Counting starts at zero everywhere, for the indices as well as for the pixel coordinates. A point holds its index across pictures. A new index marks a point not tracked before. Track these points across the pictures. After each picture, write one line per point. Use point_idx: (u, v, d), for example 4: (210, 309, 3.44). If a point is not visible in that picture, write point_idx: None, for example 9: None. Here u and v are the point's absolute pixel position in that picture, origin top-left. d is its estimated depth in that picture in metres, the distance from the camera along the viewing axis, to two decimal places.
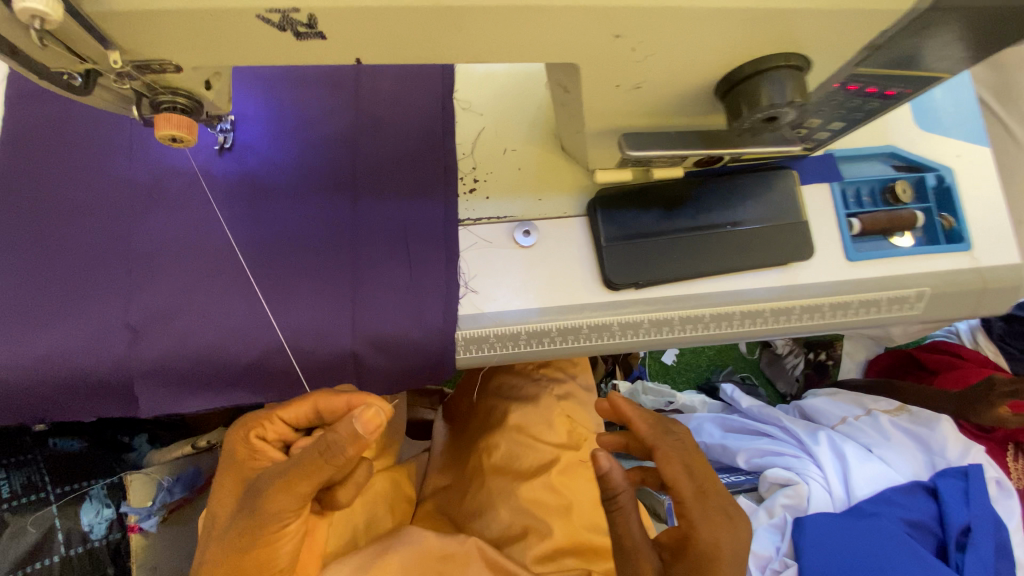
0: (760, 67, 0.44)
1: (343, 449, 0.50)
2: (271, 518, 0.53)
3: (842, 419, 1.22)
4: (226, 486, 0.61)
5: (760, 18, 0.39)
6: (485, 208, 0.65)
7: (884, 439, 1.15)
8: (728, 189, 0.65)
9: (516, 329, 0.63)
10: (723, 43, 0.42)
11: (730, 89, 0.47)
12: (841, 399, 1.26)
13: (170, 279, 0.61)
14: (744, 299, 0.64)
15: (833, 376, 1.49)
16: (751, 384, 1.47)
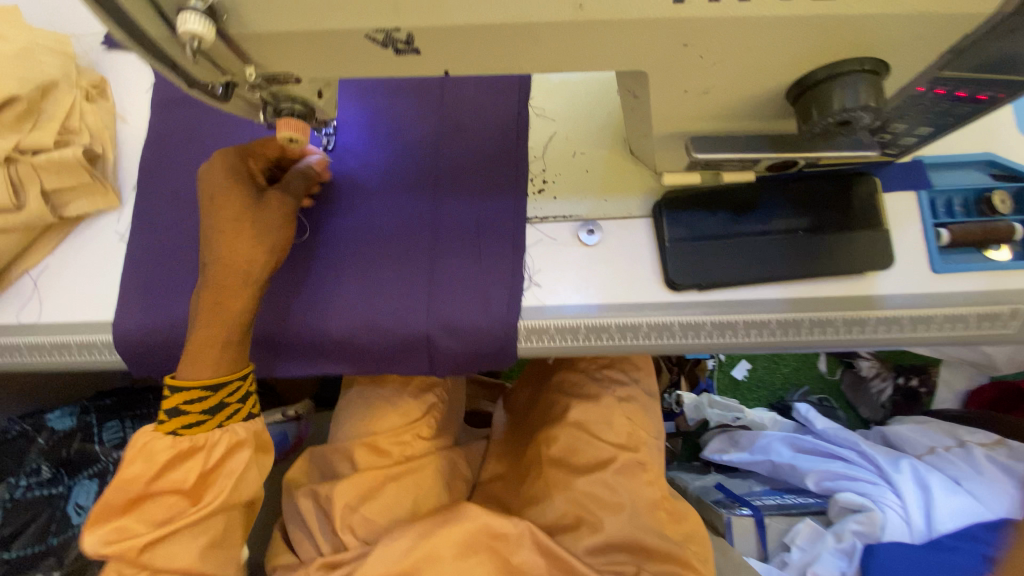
0: (837, 69, 0.44)
1: (220, 181, 0.63)
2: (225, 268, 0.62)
3: (931, 450, 1.16)
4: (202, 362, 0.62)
5: (831, 24, 0.40)
6: (552, 207, 0.69)
7: (976, 474, 1.07)
8: (798, 195, 0.64)
9: (576, 323, 0.66)
10: (791, 52, 0.43)
11: (801, 93, 0.47)
12: (934, 428, 1.19)
13: (277, 260, 0.70)
14: (814, 306, 0.63)
15: (926, 406, 1.36)
16: (828, 407, 1.38)
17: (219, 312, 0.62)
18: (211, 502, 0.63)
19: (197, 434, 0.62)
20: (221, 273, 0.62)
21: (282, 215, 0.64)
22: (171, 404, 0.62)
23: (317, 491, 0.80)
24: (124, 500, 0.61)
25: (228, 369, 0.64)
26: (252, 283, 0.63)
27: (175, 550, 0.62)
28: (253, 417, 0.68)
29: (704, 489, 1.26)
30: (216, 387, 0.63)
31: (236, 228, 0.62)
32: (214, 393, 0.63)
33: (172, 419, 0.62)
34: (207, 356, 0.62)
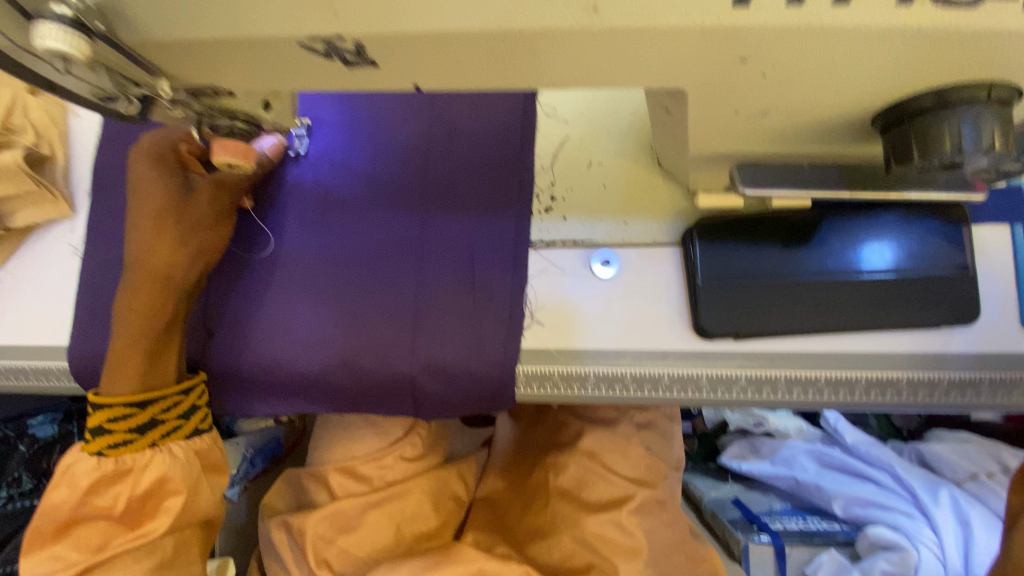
0: (945, 98, 0.34)
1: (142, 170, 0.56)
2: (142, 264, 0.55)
3: (972, 476, 1.03)
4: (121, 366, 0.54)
5: (951, 35, 0.29)
6: (561, 230, 0.58)
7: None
8: (864, 227, 0.52)
9: (585, 370, 0.57)
10: (885, 67, 0.32)
11: (899, 120, 0.36)
12: (973, 450, 1.06)
13: (238, 285, 0.60)
14: (873, 365, 0.53)
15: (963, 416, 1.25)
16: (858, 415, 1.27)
17: (134, 318, 0.55)
18: (153, 527, 0.54)
19: (123, 455, 0.53)
20: (142, 275, 0.55)
21: (213, 210, 0.57)
22: (96, 421, 0.54)
23: (288, 521, 0.73)
24: (54, 527, 0.52)
25: (151, 385, 0.55)
26: (176, 284, 0.56)
27: None
28: (199, 435, 0.58)
29: (719, 503, 1.15)
30: (145, 402, 0.54)
31: (157, 226, 0.55)
32: (141, 409, 0.54)
33: (97, 437, 0.54)
34: (125, 369, 0.54)
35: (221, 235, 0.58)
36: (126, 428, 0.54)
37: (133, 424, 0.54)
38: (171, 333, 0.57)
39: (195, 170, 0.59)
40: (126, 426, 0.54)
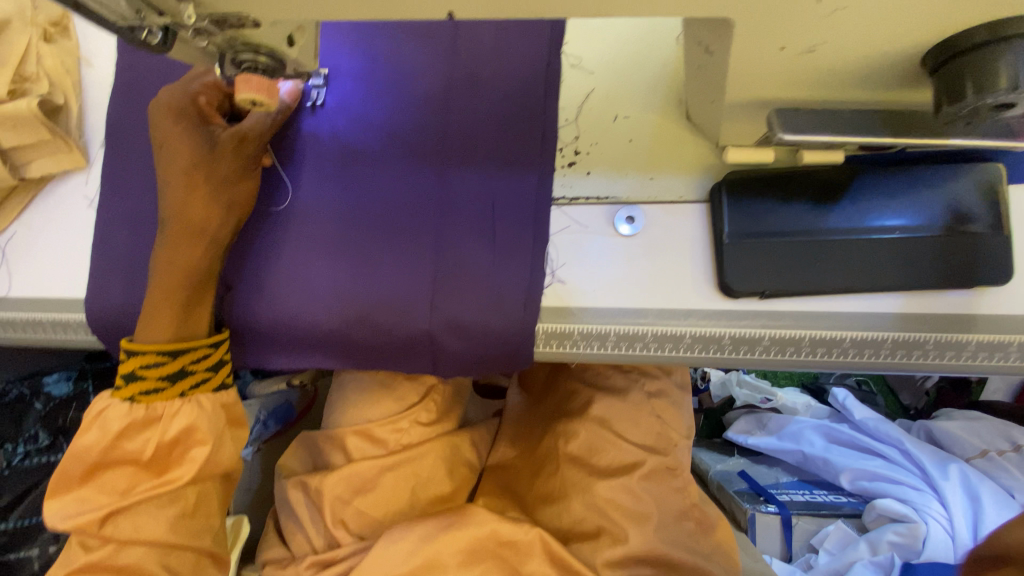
0: (1000, 32, 0.32)
1: (167, 124, 0.55)
2: (177, 220, 0.55)
3: (982, 453, 1.02)
4: (158, 320, 0.54)
5: None
6: (585, 185, 0.57)
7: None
8: (898, 184, 0.51)
9: (606, 329, 0.56)
10: None
11: (947, 61, 0.35)
12: (985, 429, 1.04)
13: (256, 239, 0.60)
14: (901, 327, 0.52)
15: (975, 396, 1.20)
16: (866, 391, 1.26)
17: (172, 270, 0.55)
18: (177, 475, 0.54)
19: (154, 402, 0.54)
20: (176, 229, 0.55)
21: (241, 165, 0.56)
22: (128, 368, 0.54)
23: (306, 482, 0.74)
24: (82, 469, 0.53)
25: (184, 335, 0.55)
26: (210, 239, 0.55)
27: (140, 522, 0.52)
28: (226, 388, 0.58)
29: (726, 475, 1.14)
30: (175, 352, 0.54)
31: (189, 181, 0.54)
32: (172, 358, 0.54)
33: (129, 383, 0.54)
34: (161, 319, 0.54)
35: (249, 189, 0.57)
36: (157, 376, 0.54)
37: (163, 372, 0.54)
38: (204, 287, 0.56)
39: (219, 124, 0.57)
40: (158, 374, 0.54)
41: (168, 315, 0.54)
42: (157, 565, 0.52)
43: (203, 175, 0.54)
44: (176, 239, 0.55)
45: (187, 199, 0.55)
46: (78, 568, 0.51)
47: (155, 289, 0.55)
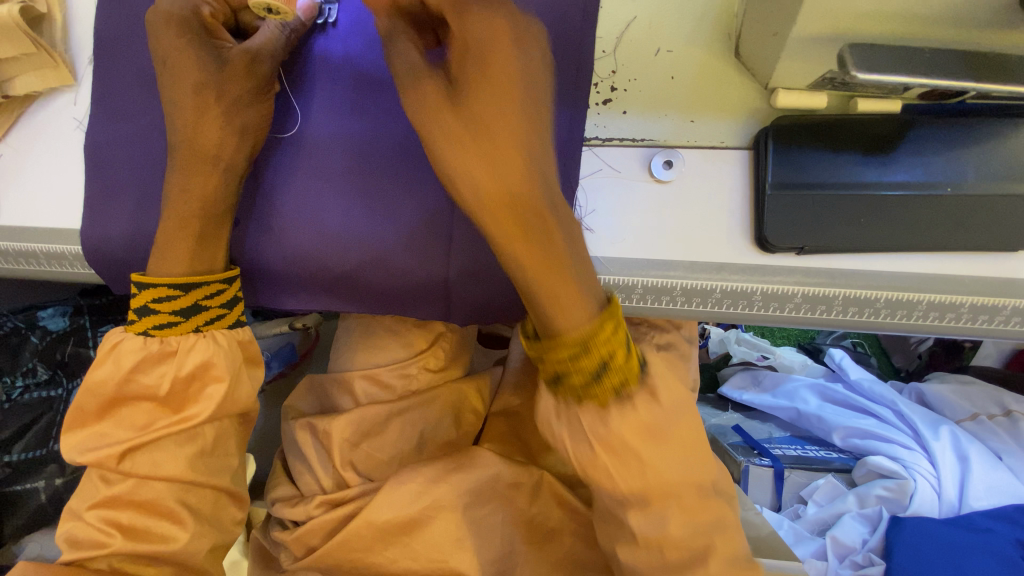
0: None
1: (167, 38, 0.50)
2: (189, 145, 0.51)
3: (972, 416, 0.97)
4: (176, 252, 0.52)
5: None
6: (620, 125, 0.54)
7: (1020, 448, 0.91)
8: (949, 138, 0.49)
9: (632, 280, 0.53)
10: None
11: None
12: (972, 392, 0.99)
13: (267, 172, 0.56)
14: (938, 286, 0.50)
15: (966, 361, 1.10)
16: (861, 353, 1.18)
17: (189, 200, 0.51)
18: (195, 412, 0.52)
19: (169, 336, 0.52)
20: (189, 155, 0.51)
21: (251, 86, 0.51)
22: (141, 301, 0.52)
23: (314, 425, 0.72)
24: (99, 404, 0.52)
25: (200, 269, 0.53)
26: (226, 166, 0.52)
27: (160, 459, 0.52)
28: (241, 326, 0.57)
29: (720, 428, 1.11)
30: (188, 285, 0.52)
31: (198, 101, 0.50)
32: (185, 292, 0.52)
33: (143, 317, 0.52)
34: (177, 250, 0.52)
35: (262, 112, 0.52)
36: (170, 310, 0.52)
37: (176, 306, 0.52)
38: (223, 220, 0.53)
39: (224, 39, 0.52)
40: (171, 308, 0.52)
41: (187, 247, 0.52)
42: (176, 501, 0.52)
43: (214, 96, 0.50)
44: (186, 165, 0.51)
45: (200, 123, 0.50)
46: (101, 500, 0.51)
47: (169, 219, 0.52)
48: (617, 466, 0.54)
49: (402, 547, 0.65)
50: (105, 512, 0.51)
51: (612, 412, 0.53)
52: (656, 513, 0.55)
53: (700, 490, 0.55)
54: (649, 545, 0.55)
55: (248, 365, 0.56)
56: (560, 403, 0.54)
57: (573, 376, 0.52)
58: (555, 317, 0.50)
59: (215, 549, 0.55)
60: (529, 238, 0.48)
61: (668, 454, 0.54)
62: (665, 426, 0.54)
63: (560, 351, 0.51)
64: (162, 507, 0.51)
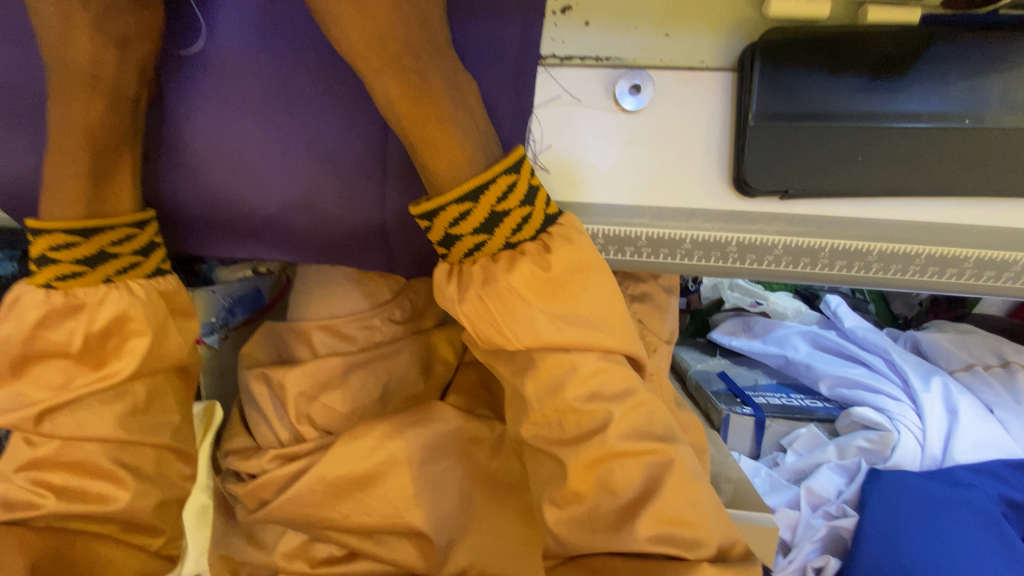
0: None
1: None
2: (59, 66, 0.43)
3: (968, 367, 0.93)
4: (62, 192, 0.45)
5: None
6: (581, 40, 0.45)
7: (1013, 401, 0.87)
8: (976, 58, 0.41)
9: (593, 228, 0.47)
10: None
11: None
12: (971, 342, 0.94)
13: (174, 98, 0.49)
14: (941, 237, 0.44)
15: (969, 309, 1.04)
16: (860, 299, 1.11)
17: (69, 129, 0.44)
18: (116, 369, 0.48)
19: (75, 288, 0.47)
20: (62, 75, 0.43)
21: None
22: (38, 250, 0.46)
23: (268, 375, 0.69)
24: (9, 361, 0.47)
25: (99, 212, 0.47)
26: (110, 90, 0.44)
27: (84, 419, 0.47)
28: (165, 275, 0.51)
29: (705, 374, 1.06)
30: (87, 231, 0.46)
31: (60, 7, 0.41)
32: (85, 239, 0.46)
33: (42, 268, 0.46)
34: (66, 189, 0.45)
35: (146, 22, 0.44)
36: (71, 260, 0.46)
37: (79, 255, 0.46)
38: (116, 154, 0.46)
39: None
40: (72, 258, 0.46)
41: (73, 187, 0.45)
42: (111, 461, 0.48)
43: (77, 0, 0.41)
44: (58, 89, 0.43)
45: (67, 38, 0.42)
46: (28, 463, 0.47)
47: (50, 154, 0.45)
48: (506, 323, 0.41)
49: (356, 502, 0.62)
50: (33, 474, 0.47)
51: (501, 265, 0.41)
52: (550, 379, 0.44)
53: (598, 329, 0.43)
54: (545, 417, 0.45)
55: (176, 318, 0.52)
56: (455, 271, 0.43)
57: (462, 232, 0.41)
58: (435, 169, 0.40)
59: (163, 504, 0.52)
60: (385, 81, 0.38)
61: (571, 313, 0.42)
62: (566, 281, 0.42)
63: (446, 210, 0.40)
64: (96, 467, 0.48)
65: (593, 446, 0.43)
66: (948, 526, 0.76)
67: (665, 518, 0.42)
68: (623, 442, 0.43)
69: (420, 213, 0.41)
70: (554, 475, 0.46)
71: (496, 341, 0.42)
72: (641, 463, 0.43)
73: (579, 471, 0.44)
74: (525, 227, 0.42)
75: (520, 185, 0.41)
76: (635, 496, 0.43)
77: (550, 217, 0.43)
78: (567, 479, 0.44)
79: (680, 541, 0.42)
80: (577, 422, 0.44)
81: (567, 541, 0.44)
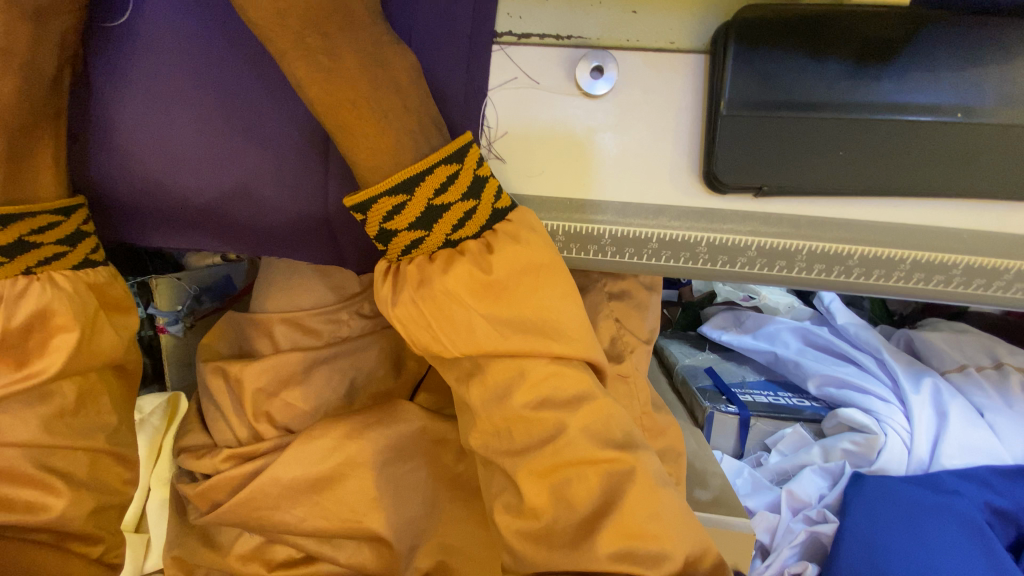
0: None
1: None
2: None
3: (960, 367, 0.89)
4: None
5: None
6: (540, 17, 0.41)
7: (1005, 405, 0.83)
8: (975, 45, 0.37)
9: (553, 225, 0.43)
10: None
11: None
12: (965, 342, 0.91)
13: (101, 74, 0.45)
14: (926, 240, 0.40)
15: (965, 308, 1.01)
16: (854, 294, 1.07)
17: None
18: (39, 368, 0.44)
19: None
20: None
21: None
22: None
23: (225, 368, 0.65)
24: None
25: (16, 199, 0.42)
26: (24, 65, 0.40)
27: (7, 424, 0.43)
28: (96, 267, 0.48)
29: (693, 370, 1.02)
30: (4, 219, 0.42)
31: None
32: (2, 228, 0.42)
33: None
34: None
35: None
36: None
37: None
38: (32, 134, 0.42)
39: None
40: None
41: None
42: (39, 468, 0.44)
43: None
44: None
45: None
46: None
47: None
48: (442, 326, 0.39)
49: (312, 505, 0.59)
50: None
51: (437, 265, 0.38)
52: (497, 385, 0.40)
53: (543, 334, 0.40)
54: (495, 427, 0.41)
55: (109, 313, 0.48)
56: (392, 269, 0.40)
57: (398, 227, 0.38)
58: (361, 160, 0.37)
59: (102, 511, 0.48)
60: (316, 66, 0.35)
61: (513, 317, 0.39)
62: (510, 283, 0.39)
63: (380, 202, 0.37)
64: (22, 475, 0.43)
65: (546, 455, 0.40)
66: (934, 534, 0.72)
67: (627, 532, 0.39)
68: (579, 449, 0.40)
69: (353, 204, 0.37)
70: (508, 488, 0.42)
71: (432, 348, 0.40)
72: (600, 472, 0.40)
73: (534, 483, 0.40)
74: (465, 225, 0.39)
75: (462, 177, 0.39)
76: (595, 511, 0.40)
77: (498, 212, 0.40)
78: (522, 496, 0.40)
79: (644, 558, 0.38)
80: (527, 431, 0.40)
81: (521, 558, 0.41)
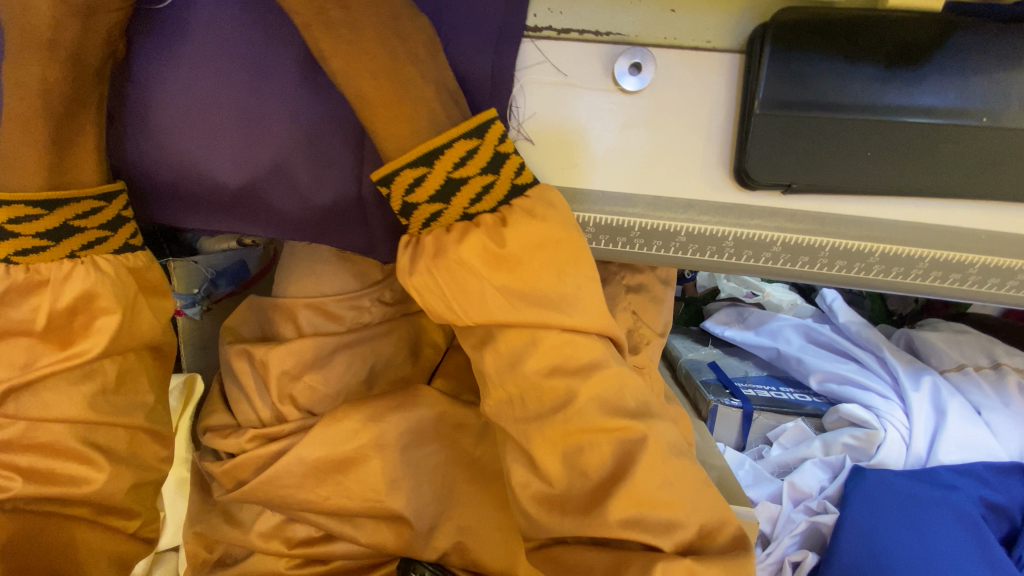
0: None
1: None
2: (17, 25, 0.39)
3: (959, 366, 0.91)
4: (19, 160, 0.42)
5: None
6: (580, 11, 0.42)
7: (1001, 403, 0.85)
8: (1002, 52, 0.38)
9: (583, 215, 0.45)
10: None
11: None
12: (964, 343, 0.93)
13: (144, 57, 0.45)
14: (943, 241, 0.42)
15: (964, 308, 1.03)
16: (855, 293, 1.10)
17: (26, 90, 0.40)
18: (84, 347, 0.45)
19: (39, 263, 0.44)
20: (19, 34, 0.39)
21: None
22: None
23: (250, 353, 0.67)
24: None
25: (61, 184, 0.43)
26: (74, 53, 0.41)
27: (49, 400, 0.45)
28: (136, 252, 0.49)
29: (696, 364, 1.05)
30: (51, 203, 0.43)
31: None
32: (50, 212, 0.43)
33: None
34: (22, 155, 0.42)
35: None
36: (32, 234, 0.43)
37: (43, 228, 0.43)
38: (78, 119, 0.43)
39: None
40: (34, 231, 0.43)
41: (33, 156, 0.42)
42: (81, 442, 0.45)
43: None
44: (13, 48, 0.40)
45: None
46: None
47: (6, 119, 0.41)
48: (454, 296, 0.40)
49: (335, 485, 0.61)
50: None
51: (451, 235, 0.40)
52: (509, 353, 0.42)
53: (556, 308, 0.41)
54: (504, 391, 0.43)
55: (148, 296, 0.49)
56: (412, 238, 0.42)
57: (419, 199, 0.41)
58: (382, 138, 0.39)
59: (139, 486, 0.49)
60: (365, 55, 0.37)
61: (524, 289, 0.40)
62: (522, 257, 0.40)
63: (402, 174, 0.39)
64: (65, 449, 0.45)
65: (557, 420, 0.41)
66: (930, 526, 0.74)
67: (639, 501, 0.40)
68: (594, 417, 0.41)
69: (378, 177, 0.40)
70: (522, 461, 0.43)
71: (446, 316, 0.41)
72: (611, 438, 0.41)
73: (544, 443, 0.42)
74: (482, 197, 0.41)
75: (481, 152, 0.40)
76: (608, 477, 0.41)
77: (518, 186, 0.42)
78: (547, 475, 0.42)
79: (655, 525, 0.40)
80: (536, 399, 0.42)
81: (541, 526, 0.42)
